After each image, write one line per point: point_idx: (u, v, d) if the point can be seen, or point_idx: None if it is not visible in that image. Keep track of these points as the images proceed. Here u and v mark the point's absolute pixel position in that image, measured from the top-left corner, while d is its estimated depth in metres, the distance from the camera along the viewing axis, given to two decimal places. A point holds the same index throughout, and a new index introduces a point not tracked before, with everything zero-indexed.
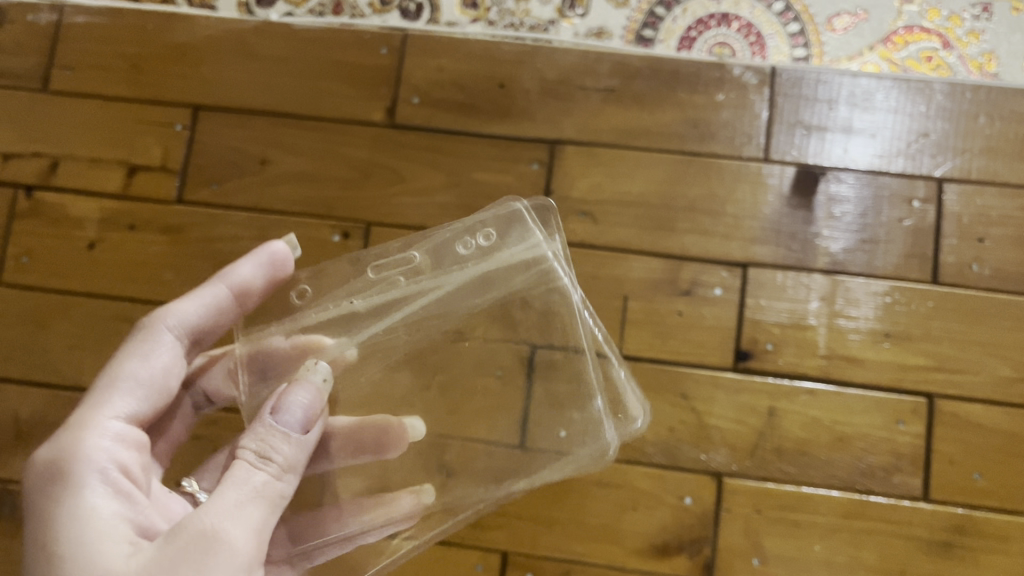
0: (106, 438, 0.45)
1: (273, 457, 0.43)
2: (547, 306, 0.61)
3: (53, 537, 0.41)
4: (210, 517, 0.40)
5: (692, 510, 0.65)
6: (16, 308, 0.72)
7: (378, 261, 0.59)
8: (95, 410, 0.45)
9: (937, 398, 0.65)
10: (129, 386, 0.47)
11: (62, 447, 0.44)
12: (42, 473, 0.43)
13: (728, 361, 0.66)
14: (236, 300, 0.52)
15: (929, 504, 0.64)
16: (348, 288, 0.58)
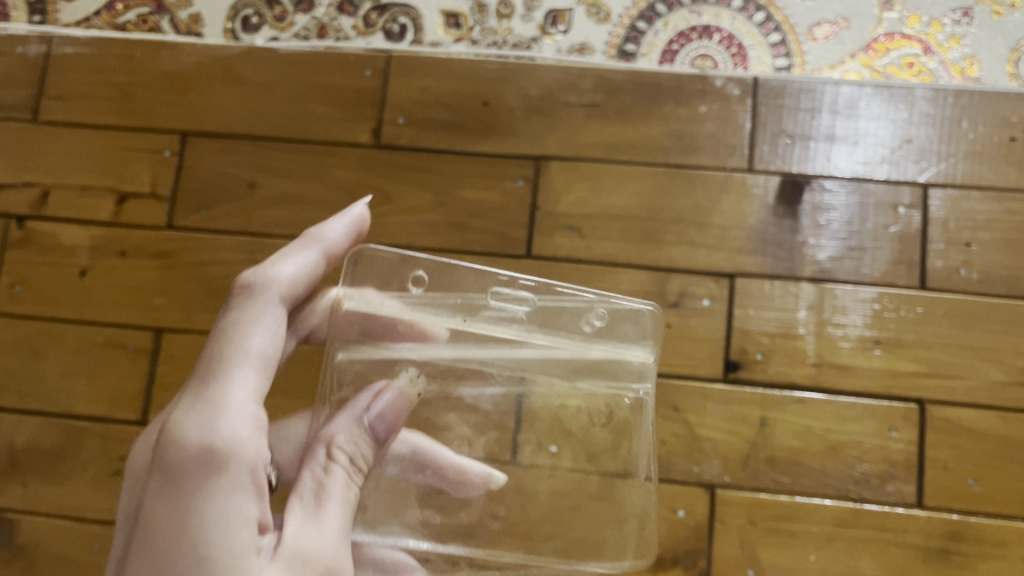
0: (248, 425, 0.43)
1: (358, 468, 0.46)
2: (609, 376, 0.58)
3: (195, 523, 0.40)
4: (326, 543, 0.43)
5: (686, 522, 0.65)
6: (10, 337, 0.73)
7: (498, 297, 0.55)
8: (233, 395, 0.44)
9: (928, 404, 0.65)
10: (241, 377, 0.45)
11: (212, 432, 0.42)
12: (192, 458, 0.41)
13: (718, 372, 0.66)
14: (329, 260, 0.53)
15: (923, 511, 0.63)
16: (467, 304, 0.55)
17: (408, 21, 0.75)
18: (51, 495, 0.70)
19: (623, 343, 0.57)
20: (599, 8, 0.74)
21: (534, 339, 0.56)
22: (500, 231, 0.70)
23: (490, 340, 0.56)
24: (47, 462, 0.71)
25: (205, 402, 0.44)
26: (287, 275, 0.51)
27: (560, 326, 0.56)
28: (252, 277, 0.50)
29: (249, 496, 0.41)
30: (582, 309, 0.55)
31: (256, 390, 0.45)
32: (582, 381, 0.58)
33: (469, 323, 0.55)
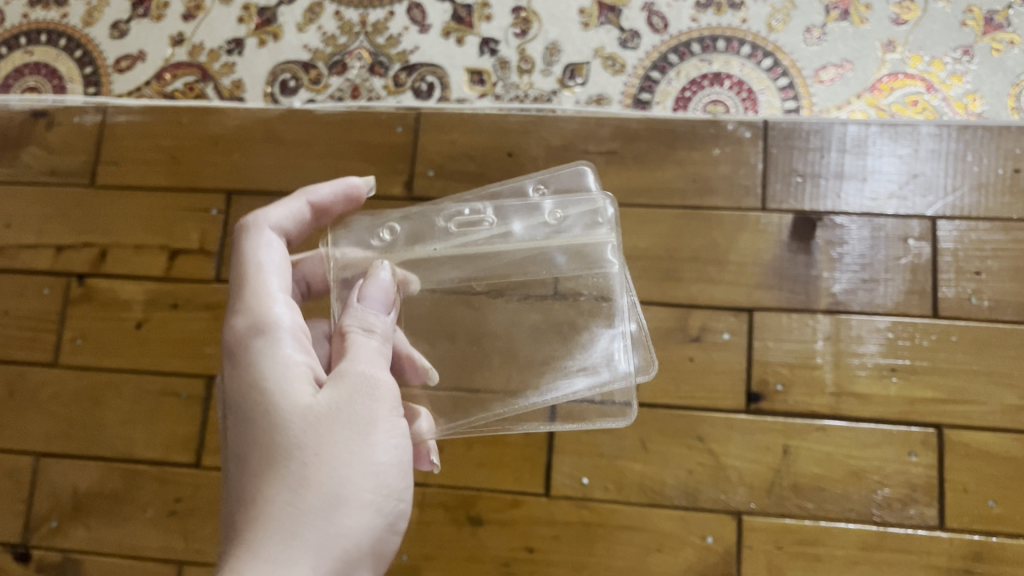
0: (293, 341, 0.49)
1: (375, 330, 0.50)
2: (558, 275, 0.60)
3: (275, 420, 0.45)
4: (363, 364, 0.48)
5: (715, 548, 0.67)
6: (73, 388, 0.78)
7: (457, 218, 0.60)
8: (277, 310, 0.49)
9: (946, 429, 0.67)
10: (282, 342, 0.48)
11: (269, 338, 0.48)
12: (260, 360, 0.47)
13: (740, 403, 0.69)
14: (313, 211, 0.57)
15: (945, 532, 0.65)
16: (430, 234, 0.60)
17: (436, 79, 0.80)
18: (112, 536, 0.74)
19: (569, 214, 0.59)
20: (614, 61, 0.79)
21: (514, 249, 0.60)
22: None
23: (502, 279, 0.60)
24: (108, 504, 0.75)
25: (250, 357, 0.47)
26: (276, 255, 0.53)
27: (569, 238, 0.59)
28: (242, 228, 0.54)
29: (288, 343, 0.48)
30: (529, 203, 0.60)
31: (290, 305, 0.51)
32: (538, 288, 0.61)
33: (438, 247, 0.60)
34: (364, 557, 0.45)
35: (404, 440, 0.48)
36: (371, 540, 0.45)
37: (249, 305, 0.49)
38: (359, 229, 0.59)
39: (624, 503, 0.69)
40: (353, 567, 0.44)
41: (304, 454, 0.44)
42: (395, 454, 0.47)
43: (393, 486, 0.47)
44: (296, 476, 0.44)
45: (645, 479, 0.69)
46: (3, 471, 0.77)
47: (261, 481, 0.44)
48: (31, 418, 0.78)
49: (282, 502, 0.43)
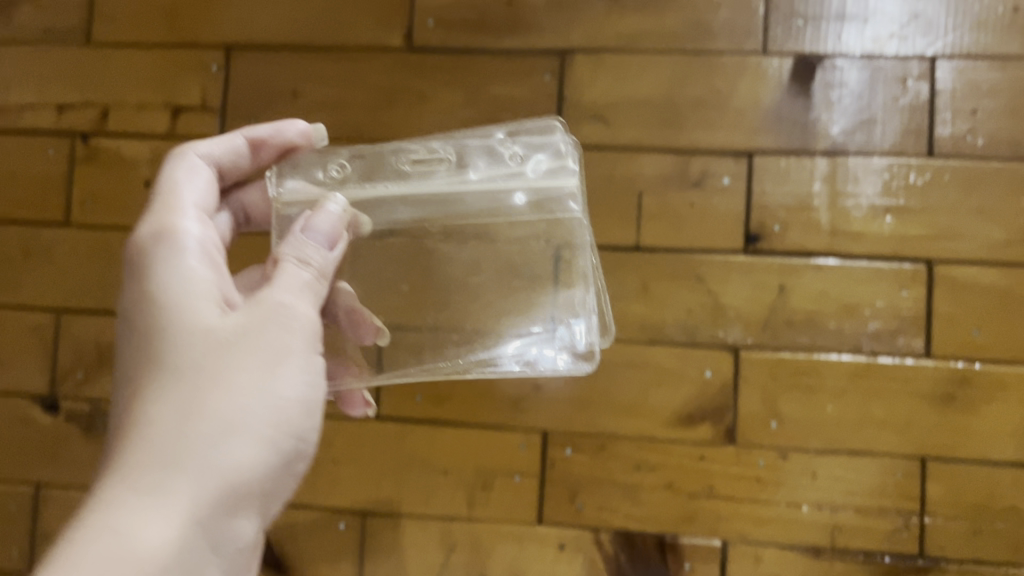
0: (197, 261, 0.47)
1: (311, 263, 0.48)
2: (521, 226, 0.57)
3: (167, 338, 0.44)
4: (280, 291, 0.46)
5: (713, 382, 0.71)
6: (86, 246, 0.79)
7: (415, 155, 0.55)
8: (184, 227, 0.48)
9: (936, 264, 0.70)
10: (187, 258, 0.47)
11: (170, 253, 0.47)
12: (161, 274, 0.46)
13: (739, 244, 0.72)
14: (251, 150, 0.56)
15: (931, 361, 0.69)
16: (382, 170, 0.55)
17: None
18: None
19: (538, 168, 0.55)
20: None
21: (473, 193, 0.55)
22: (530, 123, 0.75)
23: (458, 221, 0.57)
24: None
25: (152, 268, 0.46)
26: (198, 179, 0.52)
27: (532, 180, 0.55)
28: (168, 155, 0.53)
29: (191, 259, 0.47)
30: (489, 144, 0.55)
31: (201, 224, 0.49)
32: (499, 231, 0.58)
33: (393, 188, 0.55)
34: (252, 494, 0.43)
35: (316, 379, 0.47)
36: (263, 477, 0.44)
37: (159, 218, 0.48)
38: (306, 164, 0.55)
39: (627, 342, 0.72)
40: (236, 503, 0.43)
41: (194, 380, 0.43)
42: (302, 391, 0.46)
43: (296, 425, 0.45)
44: (186, 400, 0.42)
45: (647, 320, 0.72)
46: (26, 327, 0.80)
47: (149, 399, 0.43)
48: (48, 276, 0.80)
49: (166, 424, 0.42)
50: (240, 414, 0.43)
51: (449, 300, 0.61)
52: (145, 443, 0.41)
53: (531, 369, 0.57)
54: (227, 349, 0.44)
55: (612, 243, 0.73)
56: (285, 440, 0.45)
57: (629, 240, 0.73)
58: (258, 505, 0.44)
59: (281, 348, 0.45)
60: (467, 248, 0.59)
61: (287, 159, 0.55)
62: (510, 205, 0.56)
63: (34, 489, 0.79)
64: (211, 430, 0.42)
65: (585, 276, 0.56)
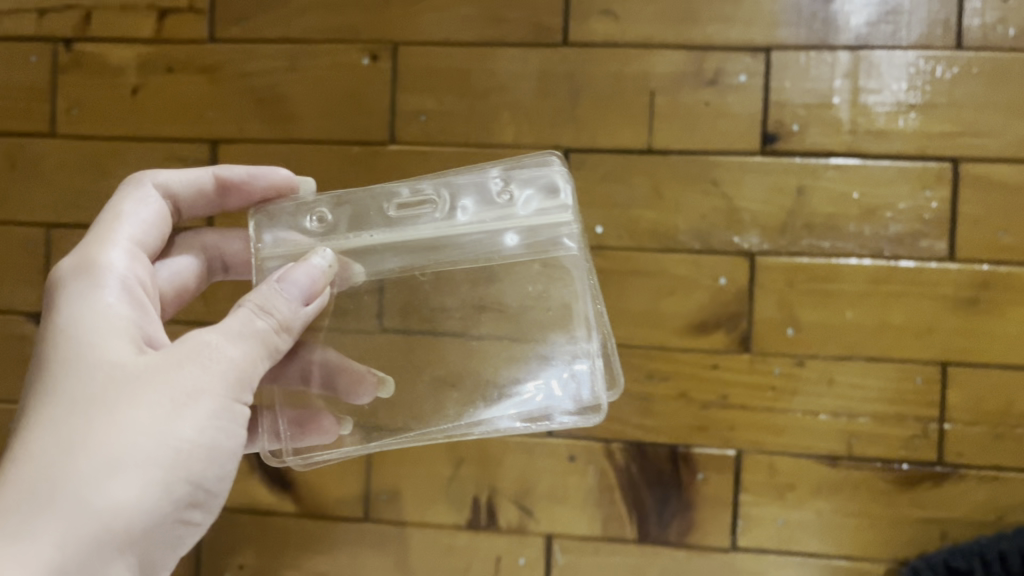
0: (117, 297, 0.46)
1: (273, 312, 0.46)
2: (514, 266, 0.56)
3: (66, 370, 0.43)
4: (210, 332, 0.44)
5: (727, 289, 0.69)
6: (74, 158, 0.76)
7: (399, 202, 0.53)
8: (108, 266, 0.48)
9: (962, 163, 0.67)
10: (105, 292, 0.46)
11: (90, 291, 0.46)
12: (75, 308, 0.45)
13: (756, 146, 0.68)
14: (219, 187, 0.56)
15: (954, 264, 0.67)
16: (365, 218, 0.53)
17: None
18: None
19: (533, 207, 0.53)
20: None
21: (464, 235, 0.54)
22: (535, 20, 0.71)
23: (446, 263, 0.56)
24: None
25: (67, 300, 0.46)
26: (146, 211, 0.53)
27: (524, 221, 0.53)
28: (127, 181, 0.54)
29: (110, 294, 0.46)
30: (479, 182, 0.53)
31: (127, 263, 0.49)
32: (493, 266, 0.56)
33: (380, 234, 0.54)
34: (135, 541, 0.40)
35: (230, 427, 0.44)
36: (150, 523, 0.41)
37: (86, 251, 0.48)
38: (288, 215, 0.53)
39: (638, 250, 0.70)
40: (113, 548, 0.40)
41: (84, 417, 0.41)
42: (211, 436, 0.43)
43: (198, 472, 0.43)
44: (74, 433, 0.40)
45: (659, 226, 0.69)
46: (15, 243, 0.77)
47: (37, 432, 0.41)
48: (36, 190, 0.77)
49: (46, 459, 0.40)
50: (129, 455, 0.40)
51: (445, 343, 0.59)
52: (21, 479, 0.39)
53: (521, 425, 0.54)
54: (126, 384, 0.42)
55: (622, 146, 0.70)
56: (182, 485, 0.42)
57: (640, 143, 0.70)
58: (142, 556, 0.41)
59: (186, 389, 0.42)
60: (462, 293, 0.58)
61: (264, 208, 0.54)
62: (503, 240, 0.55)
63: None
64: (92, 467, 0.39)
65: (587, 318, 0.55)
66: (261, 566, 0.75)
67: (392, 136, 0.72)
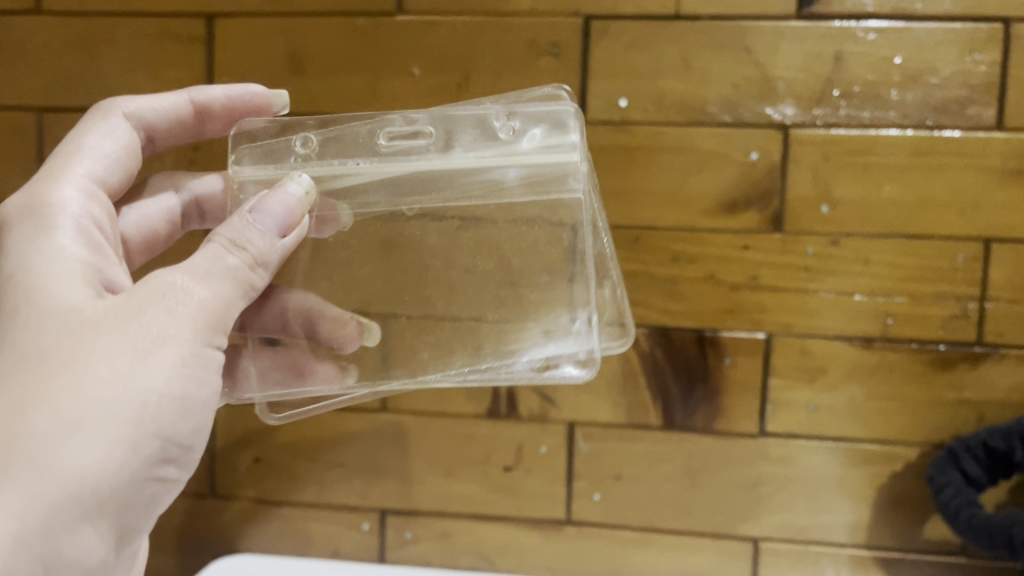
0: (70, 239, 0.44)
1: (246, 246, 0.44)
2: (511, 211, 0.54)
3: (15, 322, 0.40)
4: (174, 273, 0.41)
5: (759, 165, 0.65)
6: (61, 36, 0.72)
7: (391, 129, 0.51)
8: (59, 208, 0.45)
9: (1015, 23, 0.62)
10: (56, 232, 0.44)
11: (37, 233, 0.43)
12: (21, 249, 0.43)
13: (792, 9, 0.64)
14: (198, 114, 0.54)
15: (1002, 134, 0.63)
16: (351, 146, 0.51)
17: None
18: None
19: (540, 146, 0.52)
20: None
21: (458, 171, 0.52)
22: None
23: (437, 204, 0.54)
24: None
25: (16, 241, 0.43)
26: (106, 147, 0.50)
27: (526, 156, 0.52)
28: (94, 111, 0.51)
29: (63, 235, 0.44)
30: (481, 115, 0.51)
31: (81, 204, 0.46)
32: (487, 208, 0.54)
33: (367, 165, 0.52)
34: (102, 505, 0.39)
35: (199, 375, 0.41)
36: (116, 487, 0.39)
37: (38, 188, 0.46)
38: (268, 146, 0.51)
39: (664, 125, 0.66)
40: (78, 516, 0.38)
41: (35, 378, 0.38)
42: (178, 386, 0.40)
43: (168, 425, 0.40)
44: (29, 390, 0.38)
45: (687, 99, 0.65)
46: (5, 129, 0.73)
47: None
48: (23, 72, 0.72)
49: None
50: (86, 414, 0.38)
51: (420, 268, 0.57)
52: None
53: (528, 373, 0.55)
54: (80, 336, 0.39)
55: (647, 12, 0.65)
56: (149, 443, 0.40)
57: (667, 8, 0.65)
58: (112, 517, 0.39)
59: (150, 339, 0.40)
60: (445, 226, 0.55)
61: (245, 129, 0.52)
62: (502, 183, 0.53)
63: None
64: (48, 430, 0.37)
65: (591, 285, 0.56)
66: (276, 460, 0.73)
67: (400, 5, 0.67)
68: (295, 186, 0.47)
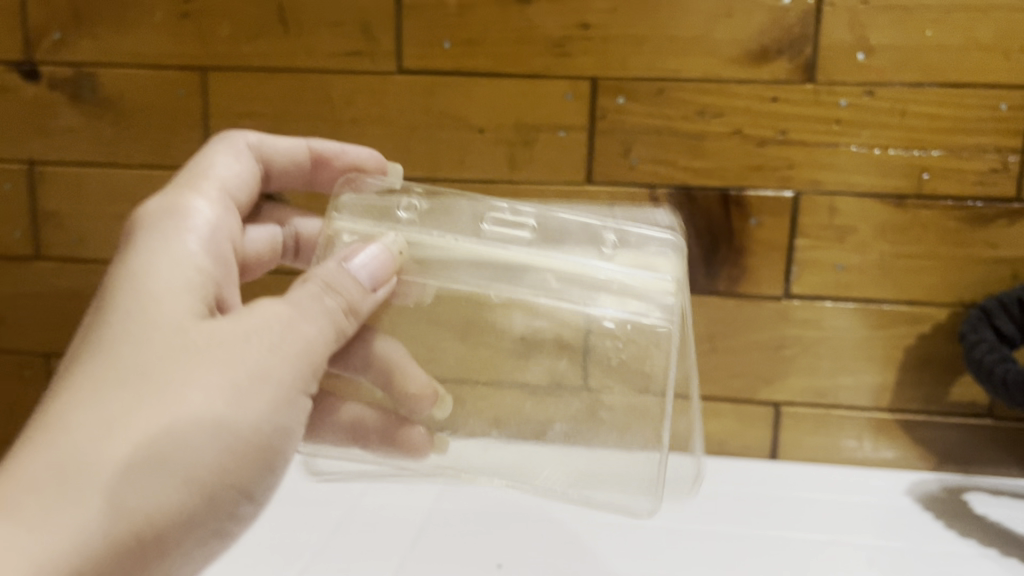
0: (199, 247, 0.40)
1: (341, 293, 0.39)
2: (596, 330, 0.50)
3: (124, 315, 0.36)
4: (281, 304, 0.37)
5: (792, 9, 0.60)
6: None
7: (496, 216, 0.50)
8: (193, 218, 0.41)
9: None
10: (188, 239, 0.40)
11: (169, 232, 0.40)
12: (151, 243, 0.39)
13: None
14: (316, 160, 0.52)
15: None
16: (453, 228, 0.50)
17: None
18: (124, 44, 0.68)
19: (636, 265, 0.49)
20: None
21: (556, 258, 0.50)
22: None
23: (529, 301, 0.51)
24: (110, 8, 0.67)
25: (147, 234, 0.39)
26: (229, 173, 0.46)
27: (614, 269, 0.49)
28: (217, 139, 0.48)
29: (190, 240, 0.40)
30: (593, 227, 0.51)
31: (213, 220, 0.42)
32: (560, 302, 0.50)
33: (463, 242, 0.49)
34: (162, 548, 0.34)
35: (291, 422, 0.37)
36: (182, 530, 0.34)
37: (172, 195, 0.43)
38: (371, 206, 0.49)
39: None
40: (138, 556, 0.33)
41: (128, 395, 0.33)
42: (267, 433, 0.36)
43: (245, 475, 0.36)
44: (117, 414, 0.33)
45: None
46: None
47: (80, 399, 0.34)
48: None
49: (77, 436, 0.33)
50: (170, 450, 0.33)
51: (518, 421, 0.54)
52: (37, 460, 0.32)
53: (563, 489, 0.49)
54: (188, 354, 0.35)
55: None
56: (222, 491, 0.35)
57: None
58: (168, 562, 0.34)
59: (251, 380, 0.35)
60: (538, 347, 0.54)
61: (356, 185, 0.50)
62: (595, 296, 0.50)
63: (28, 166, 0.71)
64: (132, 458, 0.32)
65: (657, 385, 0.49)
66: None
67: None
68: (374, 250, 0.42)
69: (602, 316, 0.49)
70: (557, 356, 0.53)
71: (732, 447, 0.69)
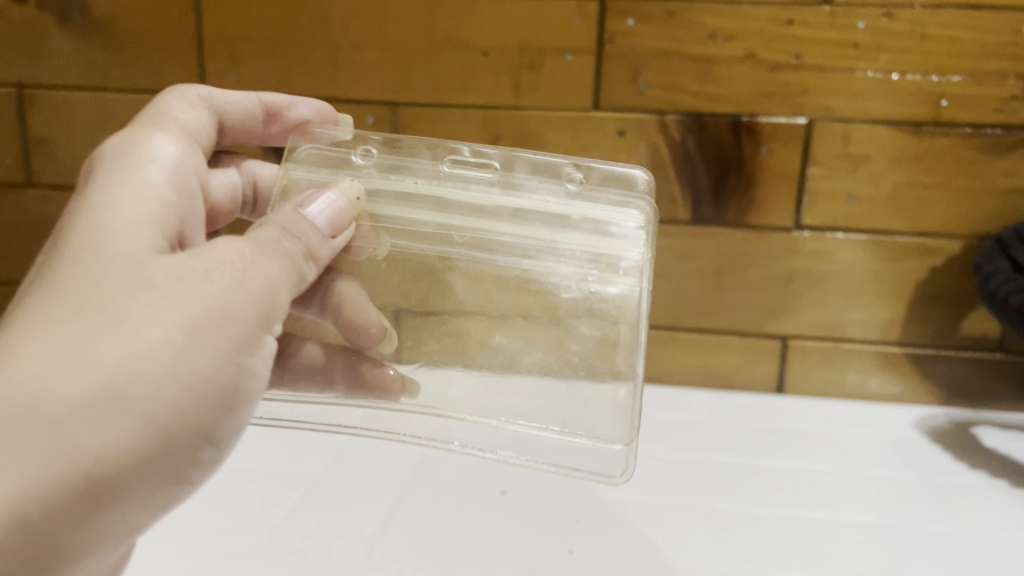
0: (163, 178, 0.37)
1: (301, 236, 0.36)
2: (568, 282, 0.45)
3: (81, 247, 0.32)
4: (238, 244, 0.33)
5: None
6: None
7: (454, 156, 0.46)
8: (152, 148, 0.37)
9: None
10: (151, 169, 0.36)
11: (131, 164, 0.36)
12: (111, 173, 0.36)
13: None
14: (266, 114, 0.47)
15: None
16: (412, 169, 0.46)
17: None
18: None
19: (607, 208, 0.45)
20: None
21: (515, 203, 0.46)
22: None
23: (489, 244, 0.46)
24: None
25: (107, 168, 0.36)
26: (191, 117, 0.42)
27: (587, 207, 0.45)
28: (166, 90, 0.43)
29: (155, 170, 0.36)
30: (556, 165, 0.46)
31: (175, 154, 0.38)
32: (528, 248, 0.46)
33: (422, 186, 0.46)
34: (114, 497, 0.30)
35: (252, 367, 0.33)
36: (137, 479, 0.30)
37: (132, 133, 0.39)
38: (328, 155, 0.45)
39: None
40: (89, 503, 0.29)
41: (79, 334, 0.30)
42: (226, 379, 0.32)
43: (205, 420, 0.32)
44: (65, 347, 0.30)
45: None
46: None
47: (27, 333, 0.30)
48: None
49: (25, 375, 0.29)
50: (122, 390, 0.29)
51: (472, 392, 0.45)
52: None
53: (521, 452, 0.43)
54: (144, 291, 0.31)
55: None
56: (181, 443, 0.31)
57: None
58: (122, 510, 0.31)
59: (211, 322, 0.31)
60: (496, 295, 0.46)
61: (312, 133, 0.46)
62: (562, 233, 0.45)
63: (16, 91, 0.69)
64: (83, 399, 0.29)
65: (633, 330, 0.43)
66: None
67: None
68: (337, 195, 0.40)
69: (570, 263, 0.45)
70: (513, 306, 0.46)
71: (739, 381, 0.68)
